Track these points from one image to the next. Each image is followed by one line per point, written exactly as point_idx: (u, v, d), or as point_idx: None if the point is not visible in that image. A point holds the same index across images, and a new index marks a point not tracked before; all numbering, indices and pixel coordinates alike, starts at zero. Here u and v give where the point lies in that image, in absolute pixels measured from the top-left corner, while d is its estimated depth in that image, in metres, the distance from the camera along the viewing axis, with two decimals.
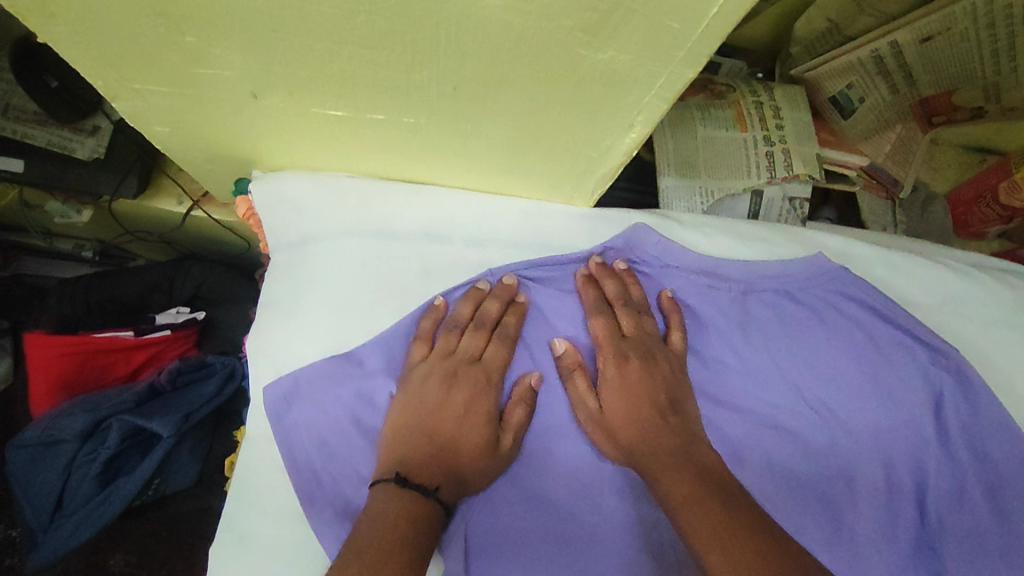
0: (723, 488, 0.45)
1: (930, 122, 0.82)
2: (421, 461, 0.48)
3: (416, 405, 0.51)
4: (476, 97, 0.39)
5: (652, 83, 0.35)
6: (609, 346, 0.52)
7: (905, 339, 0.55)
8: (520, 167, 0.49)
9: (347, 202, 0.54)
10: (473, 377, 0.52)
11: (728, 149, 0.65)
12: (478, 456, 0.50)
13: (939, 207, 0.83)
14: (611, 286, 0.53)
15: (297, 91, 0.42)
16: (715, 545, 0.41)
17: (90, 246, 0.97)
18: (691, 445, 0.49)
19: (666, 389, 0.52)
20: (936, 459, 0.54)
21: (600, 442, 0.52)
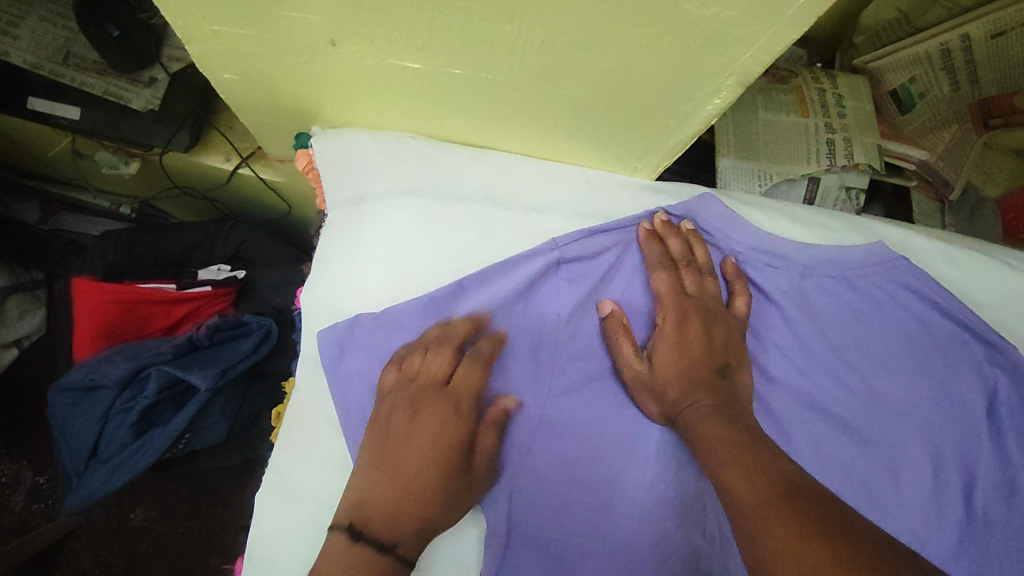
0: (777, 456, 0.42)
1: (987, 126, 0.77)
2: (385, 496, 0.44)
3: (390, 436, 0.46)
4: (562, 54, 0.38)
5: (751, 43, 0.35)
6: (671, 303, 0.51)
7: (962, 334, 0.55)
8: (590, 135, 0.49)
9: (409, 163, 0.53)
10: (440, 406, 0.47)
11: (789, 134, 0.64)
12: (440, 491, 0.45)
13: (989, 212, 0.78)
14: (676, 244, 0.52)
15: (379, 40, 0.42)
16: (770, 513, 0.38)
17: (128, 204, 0.99)
18: (735, 408, 0.47)
19: (722, 352, 0.50)
20: (985, 458, 0.53)
21: (644, 401, 0.50)
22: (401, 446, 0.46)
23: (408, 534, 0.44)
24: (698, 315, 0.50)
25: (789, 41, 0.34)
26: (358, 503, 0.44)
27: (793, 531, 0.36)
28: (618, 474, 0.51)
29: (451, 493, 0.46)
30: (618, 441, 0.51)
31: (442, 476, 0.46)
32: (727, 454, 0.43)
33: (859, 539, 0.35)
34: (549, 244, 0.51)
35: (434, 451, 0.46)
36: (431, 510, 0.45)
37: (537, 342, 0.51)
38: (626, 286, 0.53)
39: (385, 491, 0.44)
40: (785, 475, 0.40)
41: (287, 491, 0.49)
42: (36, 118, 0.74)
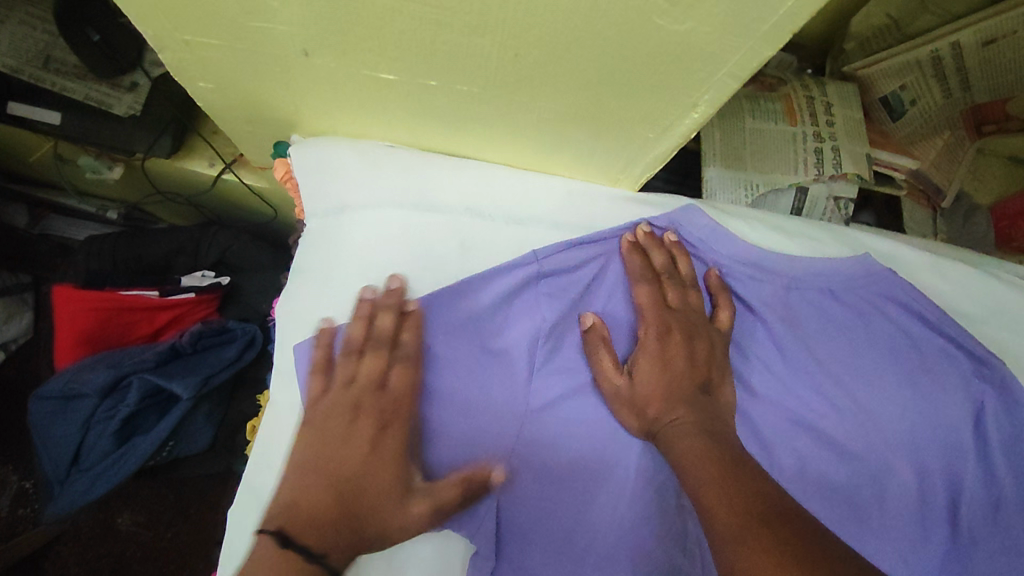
0: (756, 476, 0.42)
1: (979, 131, 0.77)
2: (320, 501, 0.41)
3: (323, 441, 0.44)
4: (537, 67, 0.38)
5: (727, 59, 0.34)
6: (654, 317, 0.50)
7: (948, 348, 0.54)
8: (569, 147, 0.48)
9: (387, 173, 0.53)
10: (377, 408, 0.46)
11: (777, 142, 0.63)
12: (377, 500, 0.43)
13: (982, 220, 0.79)
14: (659, 257, 0.51)
15: (351, 51, 0.41)
16: (746, 538, 0.37)
17: (116, 209, 0.97)
18: (717, 426, 0.46)
19: (704, 367, 0.49)
20: (971, 474, 0.52)
21: (625, 417, 0.49)
22: (335, 451, 0.44)
23: (343, 542, 0.41)
24: (681, 329, 0.49)
25: (767, 56, 0.33)
26: (290, 506, 0.41)
27: (771, 557, 0.36)
28: (598, 490, 0.50)
29: (391, 495, 0.44)
30: (598, 456, 0.50)
31: (378, 479, 0.44)
32: (707, 473, 0.42)
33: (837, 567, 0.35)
34: (528, 256, 0.50)
35: (370, 457, 0.44)
36: (370, 517, 0.43)
37: (515, 357, 0.50)
38: (608, 299, 0.52)
39: (318, 496, 0.42)
40: (764, 498, 0.40)
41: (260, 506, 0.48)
42: (13, 122, 0.72)
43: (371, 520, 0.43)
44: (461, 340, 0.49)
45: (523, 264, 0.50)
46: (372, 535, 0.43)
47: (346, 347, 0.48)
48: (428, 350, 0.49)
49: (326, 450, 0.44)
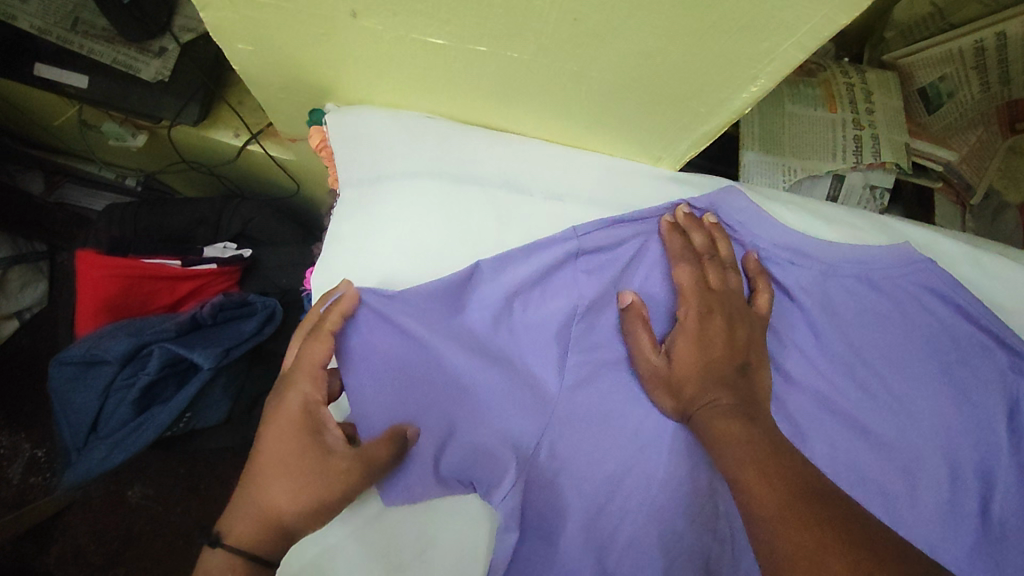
0: (795, 458, 0.41)
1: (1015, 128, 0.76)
2: (252, 502, 0.45)
3: (264, 440, 0.46)
4: (593, 33, 0.37)
5: (797, 29, 0.33)
6: (694, 298, 0.49)
7: (985, 340, 0.53)
8: (614, 122, 0.47)
9: (425, 144, 0.52)
10: (296, 399, 0.46)
11: (816, 128, 0.62)
12: (300, 504, 0.44)
13: (1010, 218, 0.78)
14: (700, 238, 0.51)
15: (403, 13, 0.40)
16: (788, 521, 0.36)
17: (134, 176, 0.96)
18: (753, 407, 0.45)
19: (743, 349, 0.48)
20: (1007, 469, 0.52)
21: (660, 397, 0.48)
22: (291, 452, 0.45)
23: (246, 528, 0.45)
24: (722, 310, 0.49)
25: (839, 26, 0.33)
26: (239, 510, 0.45)
27: (815, 537, 0.35)
28: (630, 470, 0.49)
29: (306, 490, 0.44)
30: (630, 436, 0.50)
31: (293, 472, 0.45)
32: (744, 452, 0.42)
33: (883, 546, 0.34)
34: (572, 231, 0.49)
35: (284, 459, 0.45)
36: (279, 512, 0.44)
37: (551, 335, 0.49)
38: (645, 278, 0.52)
39: (252, 491, 0.45)
40: (804, 478, 0.39)
41: None
42: (42, 86, 0.71)
43: (271, 507, 0.44)
44: (410, 313, 0.47)
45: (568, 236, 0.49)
46: (284, 531, 0.45)
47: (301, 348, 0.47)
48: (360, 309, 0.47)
49: (266, 452, 0.46)
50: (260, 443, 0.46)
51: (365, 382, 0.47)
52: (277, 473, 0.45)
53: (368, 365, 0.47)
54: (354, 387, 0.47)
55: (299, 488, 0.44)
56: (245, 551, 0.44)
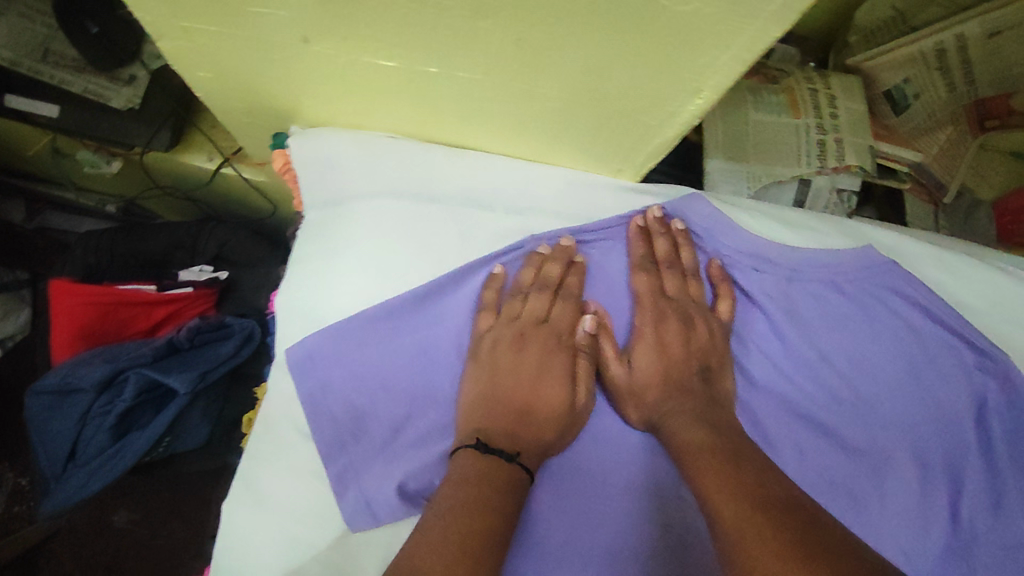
0: (756, 462, 0.42)
1: (983, 127, 0.79)
2: (506, 431, 0.46)
3: (496, 376, 0.48)
4: (536, 52, 0.37)
5: (731, 42, 0.33)
6: (651, 305, 0.51)
7: (951, 339, 0.54)
8: (571, 136, 0.47)
9: (387, 166, 0.52)
10: (545, 338, 0.50)
11: (780, 135, 0.61)
12: (556, 419, 0.48)
13: (983, 215, 0.87)
14: (662, 244, 0.52)
15: (353, 38, 0.41)
16: (750, 529, 0.36)
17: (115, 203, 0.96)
18: (714, 409, 0.47)
19: (700, 354, 0.50)
20: (975, 471, 0.52)
21: (624, 405, 0.50)
22: (552, 373, 0.49)
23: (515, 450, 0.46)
24: (678, 316, 0.51)
25: (774, 37, 0.33)
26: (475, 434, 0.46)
27: (774, 544, 0.35)
28: (596, 485, 0.49)
29: (562, 403, 0.48)
30: (602, 450, 0.50)
31: (551, 389, 0.49)
32: (703, 458, 0.43)
33: (839, 545, 0.34)
34: (537, 242, 0.51)
35: (539, 379, 0.49)
36: (542, 434, 0.47)
37: (519, 355, 0.49)
38: (609, 288, 0.52)
39: (498, 418, 0.47)
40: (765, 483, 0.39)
41: (256, 498, 0.48)
42: (15, 116, 0.72)
43: (537, 427, 0.47)
44: (387, 334, 0.49)
45: (528, 247, 0.51)
46: (552, 444, 0.47)
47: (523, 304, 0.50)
48: (328, 332, 0.49)
49: (509, 385, 0.48)
50: (529, 380, 0.49)
51: (332, 407, 0.49)
52: (522, 395, 0.49)
53: (341, 390, 0.49)
54: (325, 410, 0.48)
55: (554, 397, 0.48)
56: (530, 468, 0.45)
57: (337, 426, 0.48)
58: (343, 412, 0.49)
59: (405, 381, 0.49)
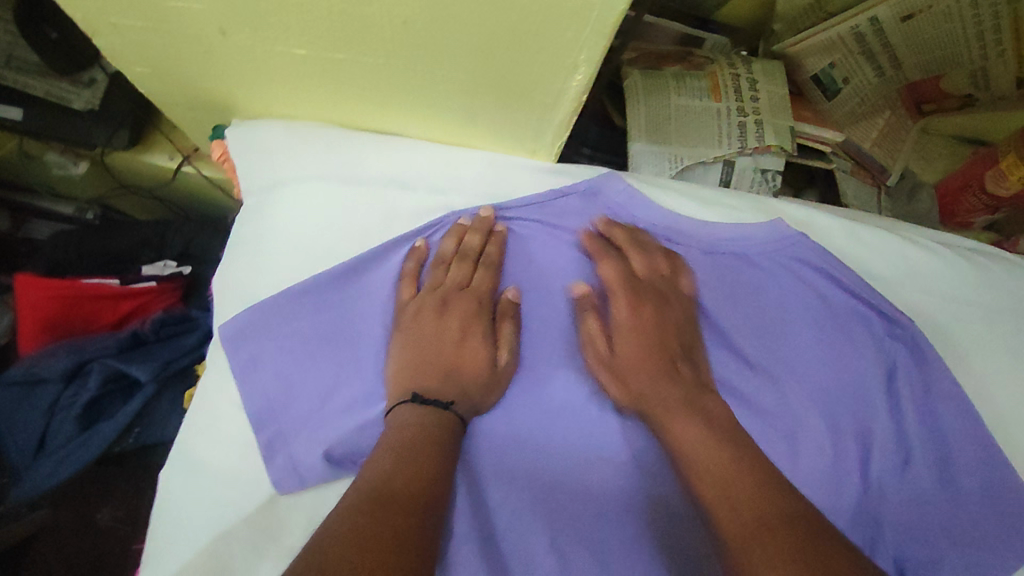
0: (738, 443, 0.46)
1: (919, 110, 0.87)
2: (434, 386, 0.50)
3: (418, 342, 0.51)
4: (425, 34, 0.40)
5: (587, 19, 0.36)
6: (622, 287, 0.54)
7: (859, 308, 0.57)
8: (481, 118, 0.50)
9: (316, 152, 0.55)
10: (464, 305, 0.52)
11: (701, 118, 0.64)
12: (478, 373, 0.51)
13: (925, 196, 0.90)
14: (620, 237, 0.55)
15: (263, 28, 0.43)
16: (748, 519, 0.40)
17: (92, 210, 0.96)
18: (699, 394, 0.51)
19: (676, 337, 0.54)
20: (886, 427, 0.54)
21: (609, 386, 0.53)
22: (470, 333, 0.52)
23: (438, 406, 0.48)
24: (652, 300, 0.54)
25: (619, 12, 0.35)
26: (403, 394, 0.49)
27: (769, 535, 0.38)
28: (519, 450, 0.52)
29: (483, 363, 0.51)
30: (523, 421, 0.53)
31: (473, 348, 0.51)
32: (712, 438, 0.46)
33: (814, 529, 0.38)
34: (460, 216, 0.54)
35: (461, 341, 0.52)
36: (467, 387, 0.51)
37: (440, 329, 0.51)
38: (528, 262, 0.55)
39: (423, 376, 0.50)
40: (785, 494, 0.41)
41: (190, 467, 0.50)
42: None
43: (463, 381, 0.51)
44: (314, 308, 0.52)
45: (451, 221, 0.54)
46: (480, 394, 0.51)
47: (442, 273, 0.53)
48: (256, 310, 0.52)
49: (431, 348, 0.51)
50: (452, 341, 0.52)
51: (263, 381, 0.51)
52: (446, 356, 0.51)
53: (271, 365, 0.51)
54: (256, 384, 0.51)
55: (477, 355, 0.51)
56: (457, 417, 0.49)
57: (266, 398, 0.51)
58: (273, 385, 0.51)
59: (331, 351, 0.52)
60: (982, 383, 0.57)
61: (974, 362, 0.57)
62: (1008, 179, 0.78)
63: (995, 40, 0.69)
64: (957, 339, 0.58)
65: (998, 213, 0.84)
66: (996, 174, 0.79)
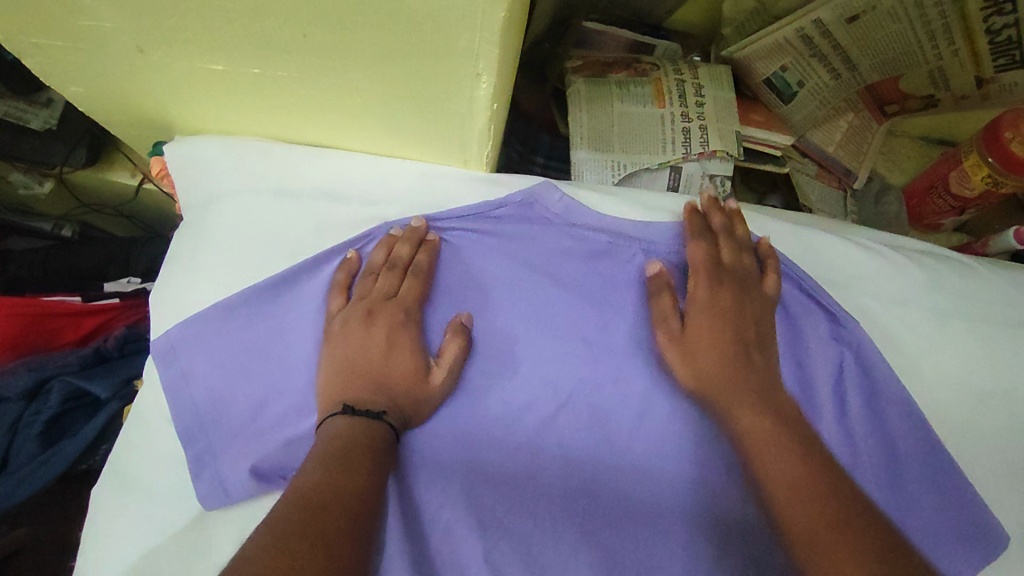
0: (808, 445, 0.44)
1: (884, 112, 0.85)
2: (363, 396, 0.49)
3: (346, 354, 0.50)
4: (328, 45, 0.40)
5: (474, 25, 0.35)
6: (705, 271, 0.52)
7: (806, 303, 0.57)
8: (407, 129, 0.50)
9: (249, 166, 0.55)
10: (390, 314, 0.51)
11: (644, 125, 0.64)
12: (406, 384, 0.50)
13: (893, 199, 0.87)
14: (718, 220, 0.54)
15: (176, 45, 0.44)
16: (817, 538, 0.39)
17: (70, 225, 0.92)
18: (777, 395, 0.48)
19: (753, 320, 0.51)
20: (832, 430, 0.55)
21: (675, 361, 0.51)
22: (400, 343, 0.51)
23: (363, 417, 0.47)
24: (733, 284, 0.52)
25: (501, 15, 0.35)
26: (336, 403, 0.49)
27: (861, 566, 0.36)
28: (466, 464, 0.52)
29: (414, 377, 0.50)
30: (466, 430, 0.53)
31: (404, 359, 0.50)
32: (747, 418, 0.47)
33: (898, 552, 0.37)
34: (393, 226, 0.54)
35: (389, 353, 0.51)
36: (399, 398, 0.50)
37: (367, 342, 0.50)
38: (464, 271, 0.55)
39: (353, 385, 0.49)
40: (835, 495, 0.40)
41: (120, 485, 0.50)
42: None
43: (393, 389, 0.50)
44: (244, 322, 0.52)
45: (385, 232, 0.54)
46: (414, 402, 0.50)
47: (371, 286, 0.52)
48: (183, 325, 0.51)
49: (358, 360, 0.50)
50: (379, 352, 0.50)
51: (196, 397, 0.51)
52: (375, 369, 0.50)
53: (202, 381, 0.51)
54: (187, 400, 0.51)
55: (408, 366, 0.50)
56: (388, 423, 0.48)
57: (200, 413, 0.51)
58: (205, 400, 0.51)
59: (262, 363, 0.52)
60: (929, 387, 0.56)
61: (922, 367, 0.56)
62: (972, 179, 0.76)
63: (946, 39, 0.68)
64: (906, 343, 0.57)
65: (965, 214, 0.82)
66: (959, 173, 0.77)
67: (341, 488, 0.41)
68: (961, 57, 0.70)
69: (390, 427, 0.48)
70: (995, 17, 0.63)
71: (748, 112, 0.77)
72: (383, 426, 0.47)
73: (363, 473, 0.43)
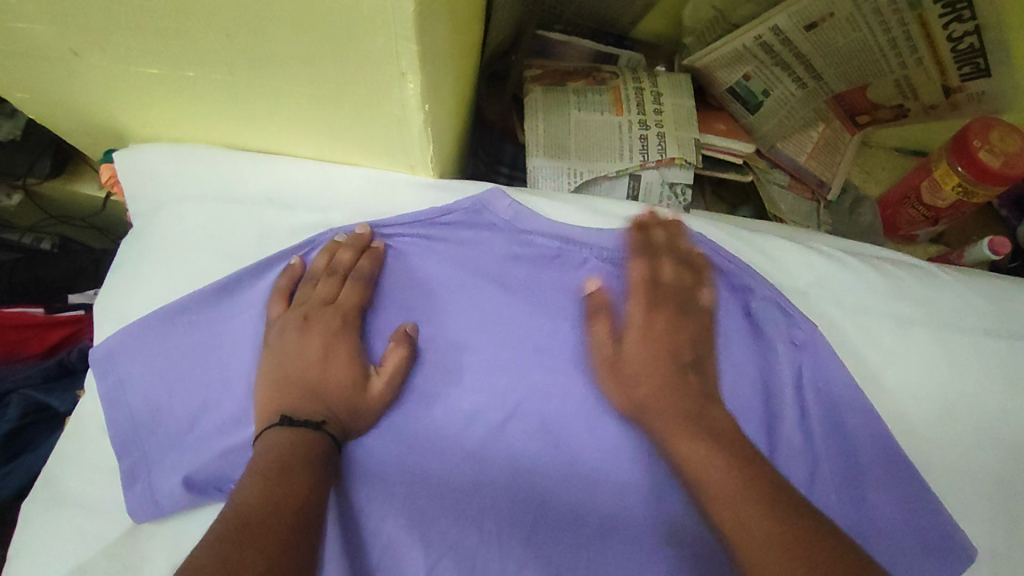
0: (741, 452, 0.46)
1: (856, 122, 0.83)
2: (299, 402, 0.48)
3: (284, 363, 0.49)
4: (251, 44, 0.40)
5: (387, 20, 0.35)
6: (641, 293, 0.53)
7: (765, 308, 0.55)
8: (344, 134, 0.50)
9: (196, 172, 0.54)
10: (328, 321, 0.50)
11: (602, 132, 0.64)
12: (346, 391, 0.49)
13: (868, 211, 0.85)
14: (659, 235, 0.55)
15: (108, 48, 0.43)
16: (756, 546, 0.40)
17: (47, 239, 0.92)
18: (708, 404, 0.49)
19: (691, 346, 0.52)
20: (791, 436, 0.53)
21: (609, 386, 0.52)
22: (338, 351, 0.50)
23: (292, 429, 0.45)
24: (668, 305, 0.53)
25: (410, 12, 0.34)
26: (275, 410, 0.47)
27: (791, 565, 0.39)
28: (410, 478, 0.50)
29: (354, 385, 0.49)
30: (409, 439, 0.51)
31: (342, 368, 0.49)
32: (674, 426, 0.48)
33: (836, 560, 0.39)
34: (337, 232, 0.53)
35: (326, 361, 0.50)
36: (339, 404, 0.49)
37: (305, 348, 0.50)
38: (411, 277, 0.54)
39: (291, 392, 0.48)
40: (773, 502, 0.42)
41: (53, 498, 0.48)
42: None
43: (333, 396, 0.49)
44: (183, 329, 0.51)
45: (330, 237, 0.53)
46: (353, 410, 0.49)
47: (310, 292, 0.52)
48: (117, 335, 0.51)
49: (296, 370, 0.49)
50: (318, 359, 0.49)
51: (134, 407, 0.50)
52: (311, 377, 0.49)
53: (139, 390, 0.50)
54: (125, 411, 0.50)
55: (349, 373, 0.49)
56: (326, 430, 0.47)
57: (136, 422, 0.50)
58: (142, 411, 0.50)
59: (203, 371, 0.51)
60: (890, 395, 0.54)
61: (883, 375, 0.55)
62: (943, 189, 0.74)
63: (908, 47, 0.67)
64: (867, 350, 0.55)
65: (940, 224, 0.80)
66: (931, 184, 0.75)
67: (284, 503, 0.40)
68: (925, 65, 0.69)
69: (331, 434, 0.47)
70: (955, 23, 0.65)
71: (710, 121, 0.77)
72: (321, 435, 0.46)
73: (299, 481, 0.42)
